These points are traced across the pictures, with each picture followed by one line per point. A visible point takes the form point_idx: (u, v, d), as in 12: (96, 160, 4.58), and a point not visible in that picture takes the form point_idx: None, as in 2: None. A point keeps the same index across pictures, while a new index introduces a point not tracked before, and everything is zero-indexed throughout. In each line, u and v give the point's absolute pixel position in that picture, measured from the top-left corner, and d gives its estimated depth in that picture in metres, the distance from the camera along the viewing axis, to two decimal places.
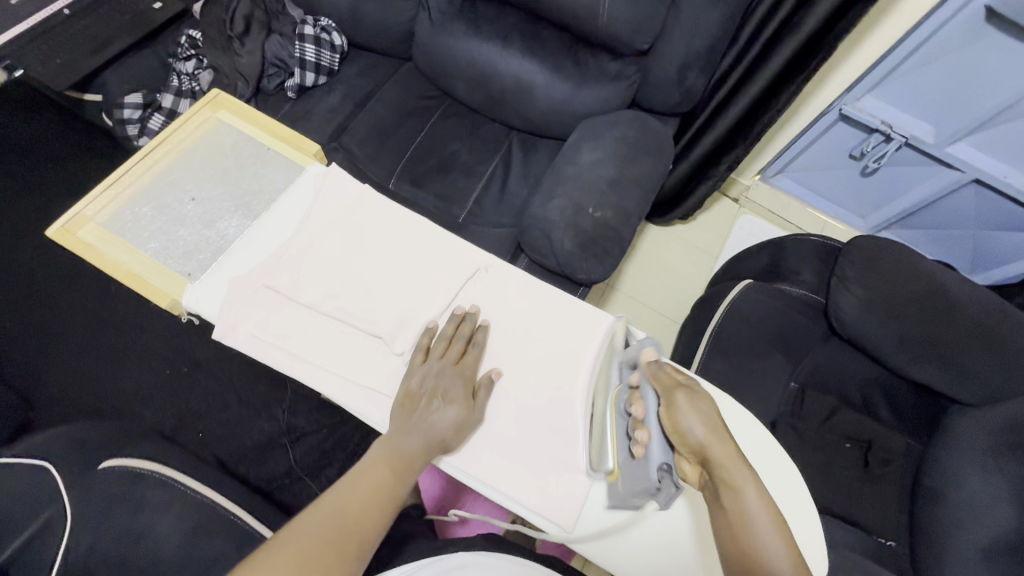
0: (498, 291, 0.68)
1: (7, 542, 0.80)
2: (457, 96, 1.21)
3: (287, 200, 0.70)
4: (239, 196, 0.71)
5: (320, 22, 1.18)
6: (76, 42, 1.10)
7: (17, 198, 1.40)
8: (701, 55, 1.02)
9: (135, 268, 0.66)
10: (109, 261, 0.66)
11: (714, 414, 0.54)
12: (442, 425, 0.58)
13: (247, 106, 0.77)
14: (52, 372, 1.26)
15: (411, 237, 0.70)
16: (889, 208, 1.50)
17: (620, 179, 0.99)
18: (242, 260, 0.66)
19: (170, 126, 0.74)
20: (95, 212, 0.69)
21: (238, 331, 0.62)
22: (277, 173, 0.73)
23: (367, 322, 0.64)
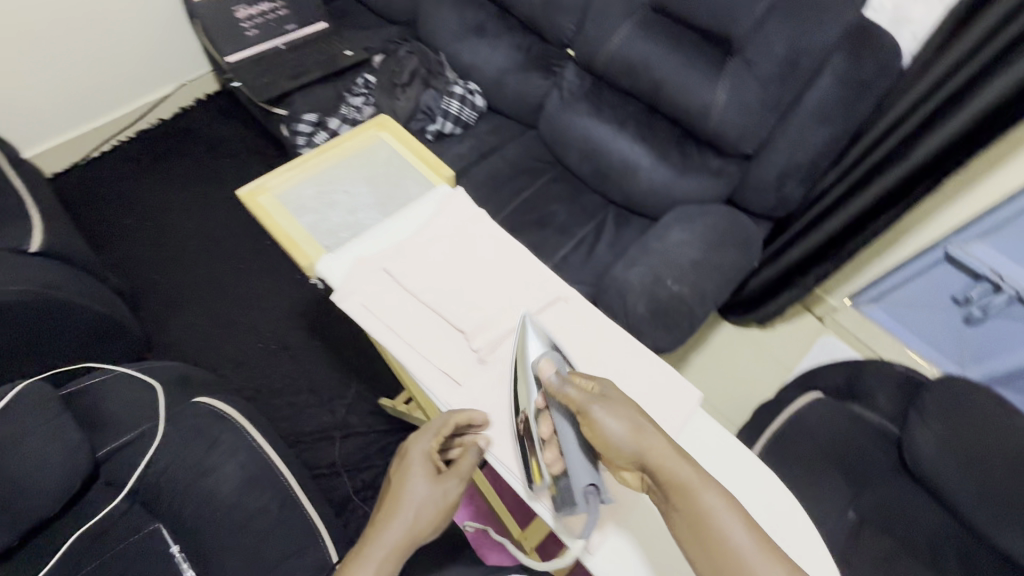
0: (571, 322, 0.74)
1: (106, 440, 0.90)
2: (567, 164, 1.35)
3: (417, 206, 0.83)
4: (382, 198, 0.85)
5: (468, 86, 1.41)
6: (282, 69, 1.40)
7: (195, 179, 1.71)
8: (802, 167, 1.08)
9: (289, 233, 0.80)
10: (272, 222, 0.81)
11: (631, 416, 0.57)
12: (417, 496, 0.61)
13: (406, 132, 0.93)
14: (173, 322, 1.47)
15: (508, 260, 0.80)
16: (993, 361, 1.43)
17: (703, 262, 1.04)
18: (371, 245, 0.79)
19: (346, 136, 0.92)
20: (272, 184, 0.85)
21: (352, 300, 0.73)
22: (416, 185, 0.86)
23: (456, 319, 0.73)
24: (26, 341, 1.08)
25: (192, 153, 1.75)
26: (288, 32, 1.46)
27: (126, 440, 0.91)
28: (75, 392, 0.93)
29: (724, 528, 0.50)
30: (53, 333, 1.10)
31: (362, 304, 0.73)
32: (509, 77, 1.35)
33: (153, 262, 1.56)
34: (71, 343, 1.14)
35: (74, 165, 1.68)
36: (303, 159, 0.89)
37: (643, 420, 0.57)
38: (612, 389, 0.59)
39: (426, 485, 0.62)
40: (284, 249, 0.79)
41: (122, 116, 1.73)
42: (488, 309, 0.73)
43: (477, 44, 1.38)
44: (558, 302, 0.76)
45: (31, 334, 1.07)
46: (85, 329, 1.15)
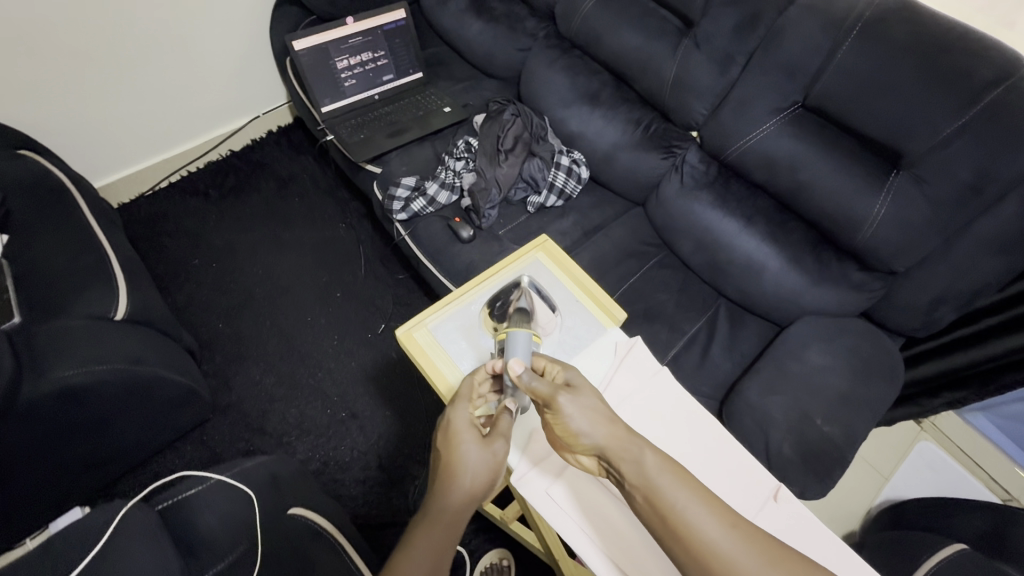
0: (789, 532, 0.62)
1: (204, 565, 0.82)
2: (678, 252, 1.25)
3: (590, 356, 0.75)
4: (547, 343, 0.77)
5: (573, 155, 1.33)
6: (379, 124, 1.33)
7: (264, 219, 1.63)
8: (963, 295, 0.98)
9: (450, 383, 0.75)
10: (431, 368, 0.76)
11: (594, 402, 0.61)
12: (472, 463, 0.63)
13: (567, 258, 0.86)
14: (237, 378, 1.39)
15: (708, 441, 0.68)
16: None
17: (852, 396, 0.95)
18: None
19: (502, 261, 0.86)
20: (428, 321, 0.81)
21: (531, 484, 0.70)
22: (584, 327, 0.78)
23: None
24: (99, 423, 0.98)
25: (262, 191, 1.67)
26: (385, 83, 1.39)
27: (224, 565, 0.82)
28: (168, 508, 0.88)
29: (670, 491, 0.53)
30: (128, 410, 1.01)
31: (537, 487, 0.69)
32: (622, 152, 1.26)
33: (218, 311, 1.48)
34: (146, 418, 1.07)
35: (141, 196, 1.61)
36: (460, 290, 0.85)
37: (605, 407, 0.61)
38: (575, 377, 0.63)
39: (474, 451, 0.63)
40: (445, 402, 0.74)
41: (195, 148, 1.66)
42: None
43: (588, 114, 1.30)
44: (768, 503, 0.65)
45: (104, 416, 0.97)
46: (157, 401, 1.07)
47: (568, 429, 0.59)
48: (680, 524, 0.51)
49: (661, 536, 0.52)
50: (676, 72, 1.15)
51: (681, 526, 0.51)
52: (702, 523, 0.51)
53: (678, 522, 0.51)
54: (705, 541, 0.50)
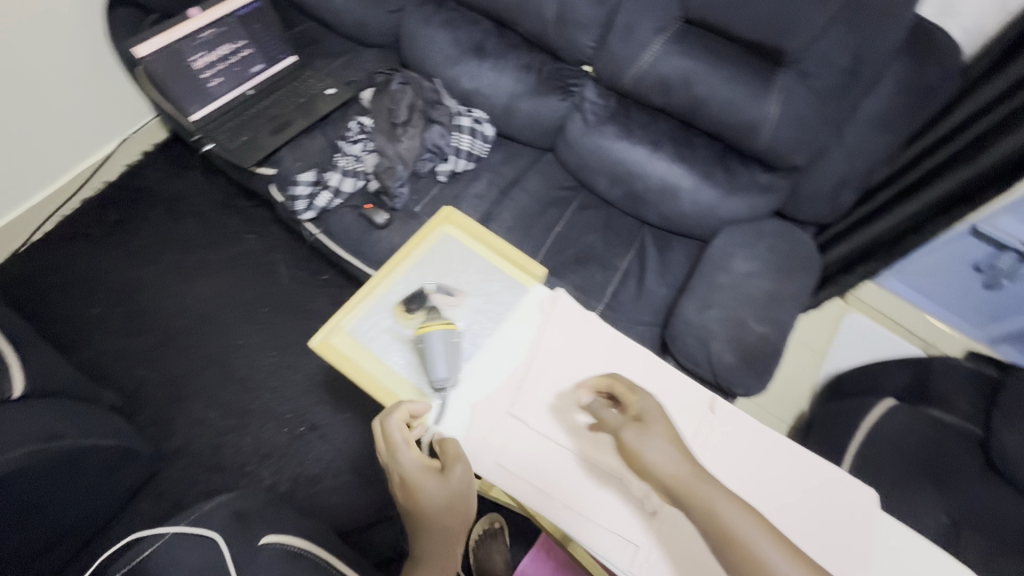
0: (727, 435, 0.71)
1: None
2: (596, 190, 1.25)
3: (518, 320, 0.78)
4: (478, 317, 0.80)
5: (473, 114, 1.28)
6: (260, 121, 1.22)
7: (163, 249, 1.50)
8: (858, 176, 1.04)
9: (386, 382, 0.74)
10: (361, 373, 0.75)
11: (670, 439, 0.59)
12: (439, 502, 0.62)
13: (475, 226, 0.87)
14: (179, 421, 1.31)
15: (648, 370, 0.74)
16: (1012, 321, 1.49)
17: (778, 292, 1.00)
18: (486, 383, 0.72)
19: (410, 241, 0.85)
20: (345, 324, 0.80)
21: (485, 458, 0.67)
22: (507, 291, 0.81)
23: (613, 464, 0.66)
24: (29, 512, 0.89)
25: (152, 219, 1.53)
26: (256, 74, 1.26)
27: None
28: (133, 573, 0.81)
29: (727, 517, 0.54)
30: (59, 489, 0.94)
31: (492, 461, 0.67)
32: (521, 102, 1.23)
33: (138, 357, 1.37)
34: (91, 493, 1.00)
35: (13, 255, 1.44)
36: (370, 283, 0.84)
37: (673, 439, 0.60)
38: (648, 410, 0.62)
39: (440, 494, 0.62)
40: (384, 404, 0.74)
41: (61, 187, 1.48)
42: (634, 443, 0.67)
43: (479, 68, 1.24)
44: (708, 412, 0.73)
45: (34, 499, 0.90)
46: (88, 470, 0.99)
47: (641, 467, 0.58)
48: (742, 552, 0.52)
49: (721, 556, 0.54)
50: (555, 8, 1.11)
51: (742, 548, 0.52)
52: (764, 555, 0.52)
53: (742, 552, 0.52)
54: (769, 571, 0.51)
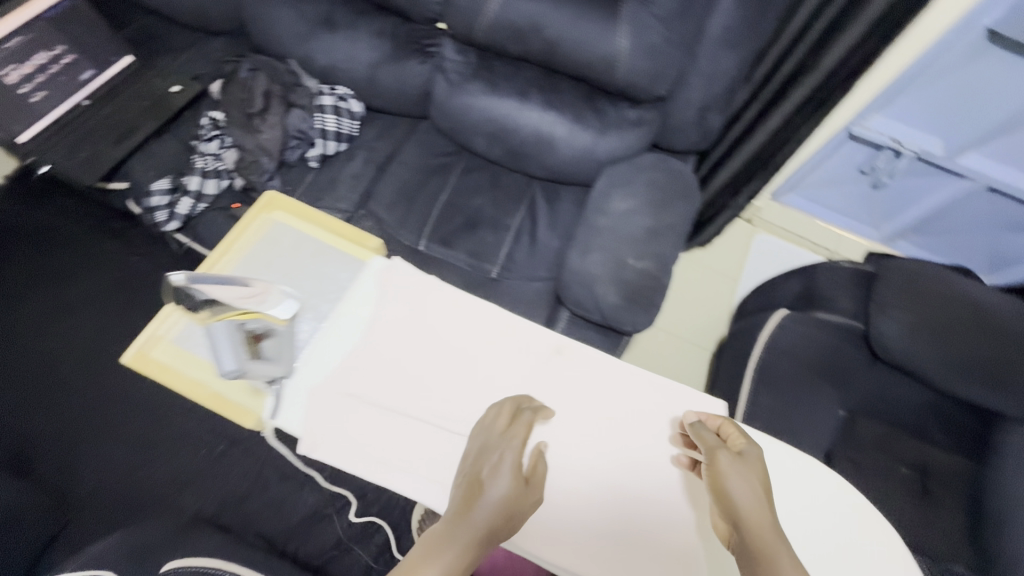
0: (582, 376, 0.63)
1: None
2: (477, 151, 1.22)
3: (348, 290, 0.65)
4: (310, 300, 0.68)
5: (336, 91, 1.21)
6: (99, 132, 1.11)
7: (39, 287, 1.39)
8: (721, 97, 1.03)
9: (217, 388, 0.67)
10: (188, 381, 0.68)
11: (762, 480, 0.53)
12: (488, 512, 0.47)
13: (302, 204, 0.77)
14: (82, 465, 1.22)
15: (492, 321, 0.64)
16: (902, 218, 1.55)
17: (656, 226, 1.00)
18: (309, 365, 0.60)
19: (233, 236, 0.73)
20: (166, 331, 0.72)
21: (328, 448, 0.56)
22: (343, 271, 0.71)
23: (458, 424, 0.58)
24: None
25: (21, 258, 1.42)
26: (88, 82, 1.14)
27: None
28: None
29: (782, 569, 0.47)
30: None
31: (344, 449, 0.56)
32: (381, 71, 1.16)
33: (27, 405, 1.27)
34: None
35: None
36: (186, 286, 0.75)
37: (762, 475, 0.54)
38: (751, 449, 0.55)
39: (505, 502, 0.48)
40: (217, 412, 0.66)
41: None
42: (492, 399, 0.60)
43: (329, 40, 1.16)
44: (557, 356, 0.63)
45: None
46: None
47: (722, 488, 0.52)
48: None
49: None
50: None
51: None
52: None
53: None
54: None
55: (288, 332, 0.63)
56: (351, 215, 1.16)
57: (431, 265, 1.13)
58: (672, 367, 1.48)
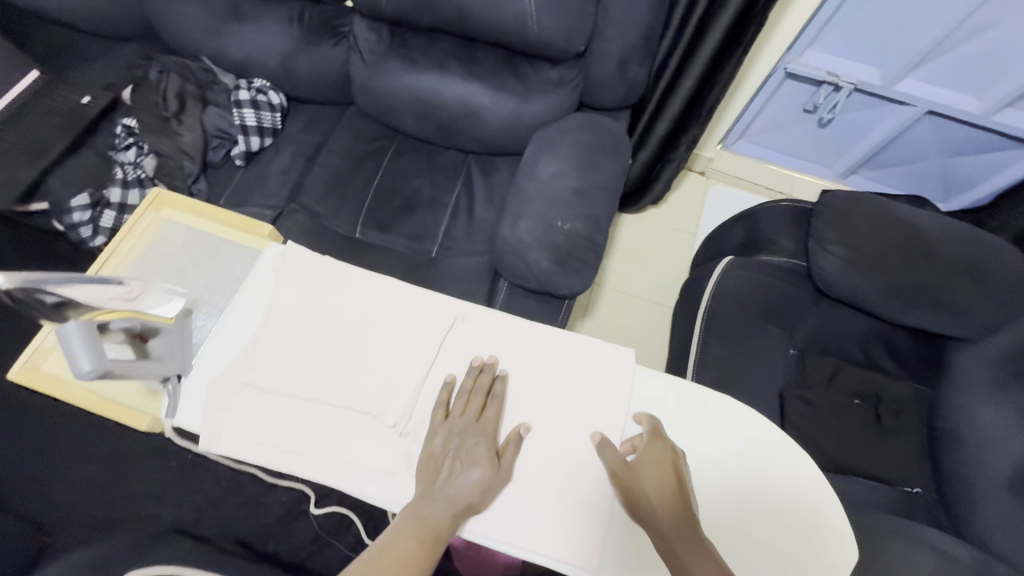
0: (474, 341, 0.66)
1: None
2: (406, 131, 1.20)
3: (248, 284, 0.68)
4: (205, 295, 0.69)
5: (254, 84, 1.18)
6: (12, 153, 1.08)
7: None
8: (638, 47, 1.01)
9: (109, 394, 0.66)
10: (80, 391, 0.67)
11: (660, 487, 0.56)
12: (466, 490, 0.56)
13: (194, 201, 0.77)
14: (48, 490, 1.21)
15: (387, 302, 0.68)
16: (851, 154, 1.53)
17: (584, 186, 0.99)
18: (205, 360, 0.62)
19: (118, 238, 0.72)
20: (55, 343, 0.70)
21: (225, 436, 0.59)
22: (235, 263, 0.72)
23: (353, 400, 0.61)
24: None
25: None
26: None
27: None
28: None
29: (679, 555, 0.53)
30: None
31: (242, 436, 0.59)
32: (296, 59, 1.13)
33: None
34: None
35: None
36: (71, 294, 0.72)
37: (667, 470, 0.57)
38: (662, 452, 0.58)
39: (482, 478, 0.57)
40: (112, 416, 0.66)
41: None
42: (387, 371, 0.63)
43: (237, 30, 1.12)
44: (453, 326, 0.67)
45: None
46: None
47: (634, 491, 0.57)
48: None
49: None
50: None
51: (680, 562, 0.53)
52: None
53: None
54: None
55: (178, 330, 0.63)
56: (281, 210, 1.13)
57: (370, 251, 1.11)
58: (636, 328, 1.47)
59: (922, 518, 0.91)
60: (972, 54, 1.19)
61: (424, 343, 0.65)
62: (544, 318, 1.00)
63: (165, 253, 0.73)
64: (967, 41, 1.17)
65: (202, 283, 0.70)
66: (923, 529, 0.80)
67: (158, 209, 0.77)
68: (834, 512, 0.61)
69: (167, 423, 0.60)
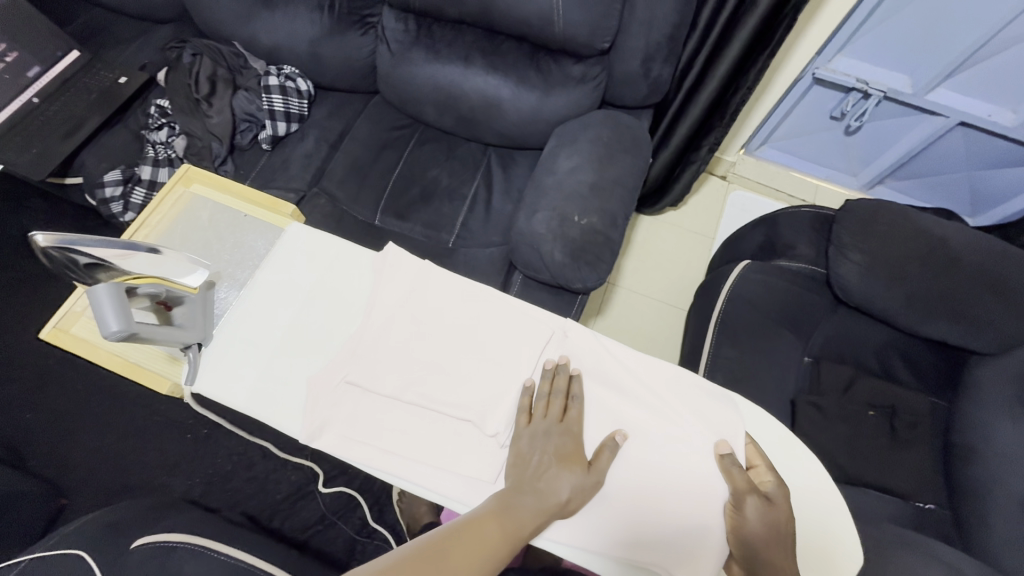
0: (573, 356, 0.65)
1: None
2: (429, 122, 1.21)
3: (337, 274, 0.65)
4: (225, 267, 0.70)
5: (283, 71, 1.20)
6: (50, 129, 1.13)
7: (19, 288, 1.41)
8: (662, 45, 1.01)
9: (132, 358, 0.69)
10: (105, 353, 0.70)
11: (775, 526, 0.56)
12: (559, 492, 0.55)
13: (222, 177, 0.79)
14: (71, 454, 1.25)
15: (487, 309, 0.66)
16: (878, 163, 1.50)
17: (601, 182, 0.99)
18: (295, 353, 0.60)
19: (148, 211, 0.75)
20: (85, 307, 0.73)
21: (328, 436, 0.57)
22: (257, 239, 0.72)
23: (455, 407, 0.60)
24: None
25: None
26: (35, 80, 1.15)
27: None
28: None
29: None
30: None
31: (345, 436, 0.57)
32: (322, 47, 1.15)
33: (15, 400, 1.30)
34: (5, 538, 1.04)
35: None
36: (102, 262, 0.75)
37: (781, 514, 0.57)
38: (776, 491, 0.58)
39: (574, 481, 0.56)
40: (134, 379, 0.69)
41: None
42: (490, 380, 0.62)
43: (267, 18, 1.14)
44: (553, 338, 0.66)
45: None
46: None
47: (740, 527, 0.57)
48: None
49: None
50: None
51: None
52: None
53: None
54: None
55: (200, 300, 0.63)
56: (304, 194, 1.16)
57: (389, 239, 1.13)
58: (648, 330, 1.47)
59: (931, 534, 0.89)
60: (1006, 67, 1.16)
61: (526, 354, 0.64)
62: (556, 312, 1.00)
63: (193, 226, 0.75)
64: (1001, 54, 1.15)
65: (226, 258, 0.71)
66: (931, 543, 0.79)
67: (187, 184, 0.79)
68: (837, 514, 0.61)
69: (185, 389, 0.60)
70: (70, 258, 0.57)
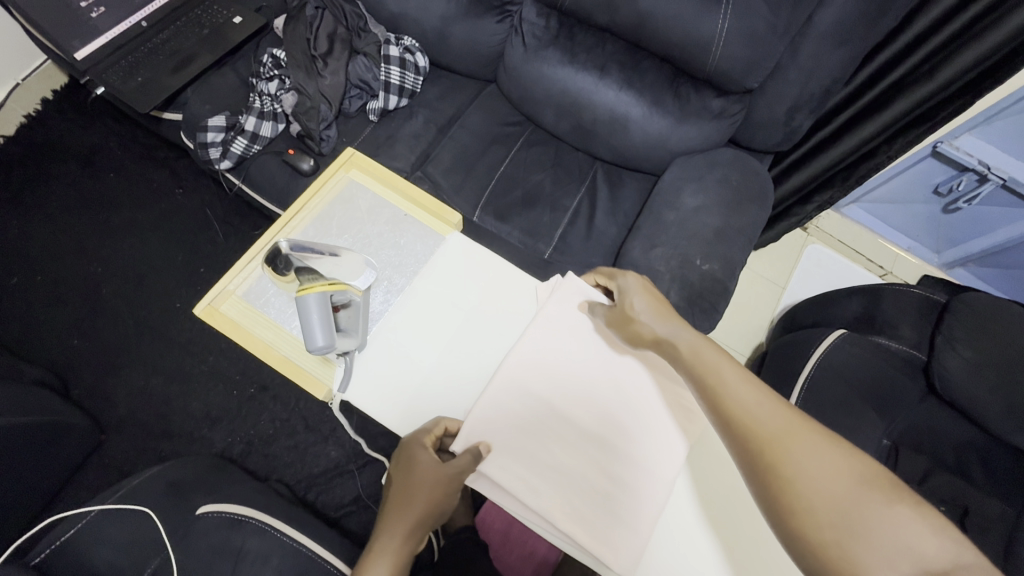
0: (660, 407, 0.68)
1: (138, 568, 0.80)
2: (543, 123, 1.15)
3: (495, 301, 0.75)
4: (386, 271, 0.77)
5: (403, 42, 1.15)
6: (158, 58, 1.07)
7: (83, 209, 1.36)
8: (815, 97, 0.96)
9: (288, 353, 0.73)
10: (258, 340, 0.73)
11: (650, 303, 0.66)
12: (430, 473, 0.60)
13: (384, 169, 0.85)
14: (115, 389, 1.23)
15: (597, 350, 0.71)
16: (967, 246, 1.46)
17: (726, 228, 0.95)
18: (460, 378, 0.70)
19: (312, 191, 0.82)
20: (236, 286, 0.76)
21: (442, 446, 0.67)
22: (417, 245, 0.79)
23: (546, 434, 0.66)
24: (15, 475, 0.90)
25: (64, 175, 1.38)
26: (148, 3, 1.10)
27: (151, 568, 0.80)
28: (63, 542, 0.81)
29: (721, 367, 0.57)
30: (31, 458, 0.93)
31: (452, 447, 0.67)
32: (453, 26, 1.09)
33: (65, 323, 1.26)
34: (51, 467, 1.00)
35: None
36: (266, 237, 0.81)
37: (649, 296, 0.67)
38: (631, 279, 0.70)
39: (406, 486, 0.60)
40: (287, 374, 0.73)
41: None
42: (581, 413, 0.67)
43: None
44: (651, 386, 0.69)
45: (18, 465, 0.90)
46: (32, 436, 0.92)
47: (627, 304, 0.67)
48: (779, 455, 0.49)
49: (746, 447, 0.52)
50: None
51: (732, 410, 0.53)
52: (744, 399, 0.54)
53: (782, 462, 0.49)
54: (801, 486, 0.48)
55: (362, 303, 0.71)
56: (406, 176, 1.12)
57: (484, 238, 1.09)
58: None
59: None
60: None
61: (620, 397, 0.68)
62: None
63: (354, 215, 0.82)
64: None
65: (385, 256, 0.79)
66: None
67: (347, 169, 0.85)
68: None
69: (337, 394, 0.69)
70: (282, 257, 0.72)
